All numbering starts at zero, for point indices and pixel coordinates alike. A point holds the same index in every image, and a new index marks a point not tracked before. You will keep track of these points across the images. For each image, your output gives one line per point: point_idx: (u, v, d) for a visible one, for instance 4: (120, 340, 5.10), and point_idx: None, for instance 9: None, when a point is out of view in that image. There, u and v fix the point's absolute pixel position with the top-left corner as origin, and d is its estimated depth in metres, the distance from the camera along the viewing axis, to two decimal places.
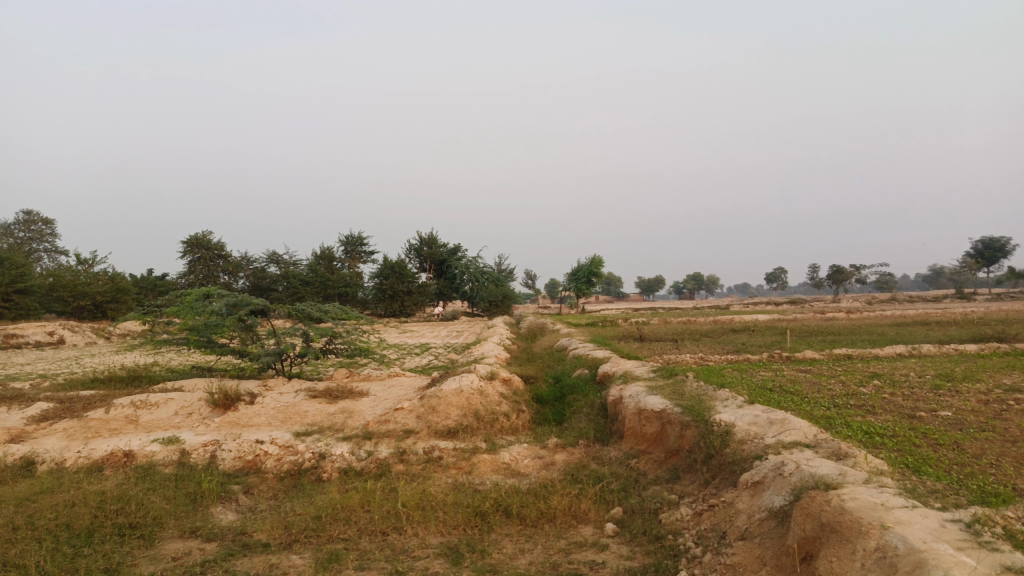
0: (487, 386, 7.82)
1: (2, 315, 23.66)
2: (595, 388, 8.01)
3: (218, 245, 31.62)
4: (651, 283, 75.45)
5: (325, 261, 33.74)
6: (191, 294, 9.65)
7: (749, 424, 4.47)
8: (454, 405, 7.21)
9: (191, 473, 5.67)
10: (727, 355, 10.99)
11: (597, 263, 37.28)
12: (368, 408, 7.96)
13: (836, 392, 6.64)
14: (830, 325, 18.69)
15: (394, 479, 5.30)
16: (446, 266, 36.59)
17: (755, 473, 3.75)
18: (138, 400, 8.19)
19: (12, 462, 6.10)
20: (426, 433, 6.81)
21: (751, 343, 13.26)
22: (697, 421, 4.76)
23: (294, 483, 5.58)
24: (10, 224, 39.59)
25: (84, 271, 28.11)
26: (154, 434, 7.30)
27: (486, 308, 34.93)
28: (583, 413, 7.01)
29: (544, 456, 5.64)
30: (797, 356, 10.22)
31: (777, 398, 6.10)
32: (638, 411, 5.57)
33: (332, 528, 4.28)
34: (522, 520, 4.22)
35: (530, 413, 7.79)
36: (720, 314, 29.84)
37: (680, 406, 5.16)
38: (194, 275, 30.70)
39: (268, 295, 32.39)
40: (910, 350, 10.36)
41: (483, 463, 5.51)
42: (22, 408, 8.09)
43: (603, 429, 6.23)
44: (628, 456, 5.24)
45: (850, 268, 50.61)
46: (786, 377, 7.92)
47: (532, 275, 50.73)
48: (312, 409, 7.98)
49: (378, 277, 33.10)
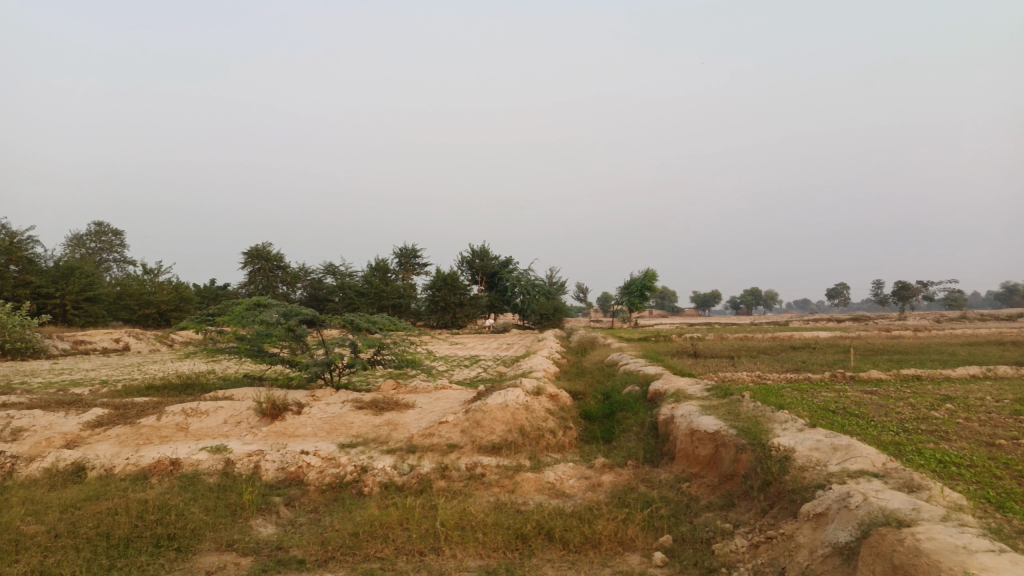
0: (534, 401, 7.63)
1: (72, 322, 24.60)
2: (646, 405, 7.75)
3: (276, 256, 32.32)
4: (706, 298, 74.09)
5: (379, 272, 34.13)
6: (242, 303, 9.75)
7: (810, 449, 4.17)
8: (499, 420, 7.06)
9: (233, 483, 5.64)
10: (785, 373, 10.55)
11: (651, 277, 36.74)
12: (413, 420, 7.86)
13: (904, 415, 6.23)
14: (896, 343, 17.88)
15: (435, 495, 5.16)
16: (498, 279, 36.64)
17: (818, 503, 3.47)
18: (189, 407, 8.29)
19: (64, 468, 6.19)
20: (471, 448, 6.67)
21: (812, 361, 12.74)
22: (753, 444, 4.48)
23: (335, 496, 5.49)
24: (82, 234, 41.35)
25: (149, 280, 29.09)
26: (202, 442, 7.35)
27: (537, 321, 34.75)
28: (633, 432, 6.75)
29: (590, 476, 5.41)
30: (860, 375, 9.72)
31: (840, 421, 5.73)
32: (690, 431, 5.31)
33: (368, 546, 4.15)
34: (565, 545, 4.01)
35: (578, 430, 7.57)
36: (779, 330, 28.98)
37: (735, 428, 4.88)
38: (253, 285, 31.43)
39: (324, 306, 32.91)
40: (985, 372, 9.75)
41: (526, 482, 5.33)
42: (79, 413, 8.27)
43: (653, 449, 5.97)
44: (678, 479, 4.99)
45: (916, 285, 48.68)
46: (850, 397, 7.50)
47: (584, 288, 50.40)
48: (358, 421, 7.92)
49: (431, 288, 33.29)
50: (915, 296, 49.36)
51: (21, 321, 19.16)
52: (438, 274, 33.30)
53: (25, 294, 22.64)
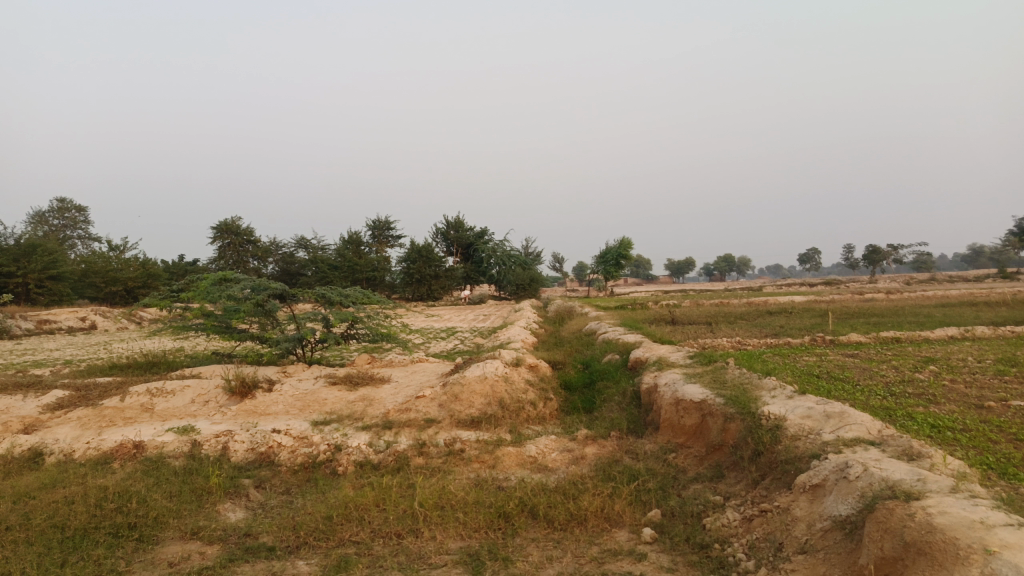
0: (513, 373, 7.44)
1: (36, 301, 23.85)
2: (627, 374, 7.60)
3: (247, 230, 31.60)
4: (681, 266, 74.52)
5: (353, 245, 33.59)
6: (207, 277, 9.37)
7: (802, 416, 4.03)
8: (477, 393, 6.86)
9: (200, 466, 5.38)
10: (765, 339, 10.47)
11: (627, 245, 36.65)
12: (389, 395, 7.64)
13: (889, 379, 6.14)
14: (870, 306, 17.98)
15: (413, 473, 4.96)
16: (473, 250, 36.33)
17: (814, 475, 3.32)
18: (154, 387, 7.96)
19: (19, 454, 5.88)
20: (449, 422, 6.47)
21: (790, 326, 12.70)
22: (742, 413, 4.33)
23: (308, 477, 5.26)
24: (44, 211, 40.11)
25: (115, 257, 28.29)
26: (169, 423, 7.06)
27: (513, 291, 34.56)
28: (615, 402, 6.60)
29: (573, 449, 5.24)
30: (840, 339, 9.66)
31: (826, 386, 5.62)
32: (676, 401, 5.15)
33: (343, 530, 3.94)
34: (550, 522, 3.84)
35: (558, 401, 7.40)
36: (754, 296, 29.10)
37: (722, 396, 4.73)
38: (224, 260, 30.76)
39: (297, 280, 32.37)
40: (963, 333, 9.74)
41: (507, 456, 5.14)
42: (38, 395, 7.91)
43: (636, 419, 5.82)
44: (664, 450, 4.84)
45: (886, 248, 49.29)
46: (832, 362, 7.41)
47: (560, 258, 50.31)
48: (331, 397, 7.67)
49: (405, 261, 32.89)
50: (886, 259, 49.97)
51: None
52: (413, 246, 32.87)
53: None
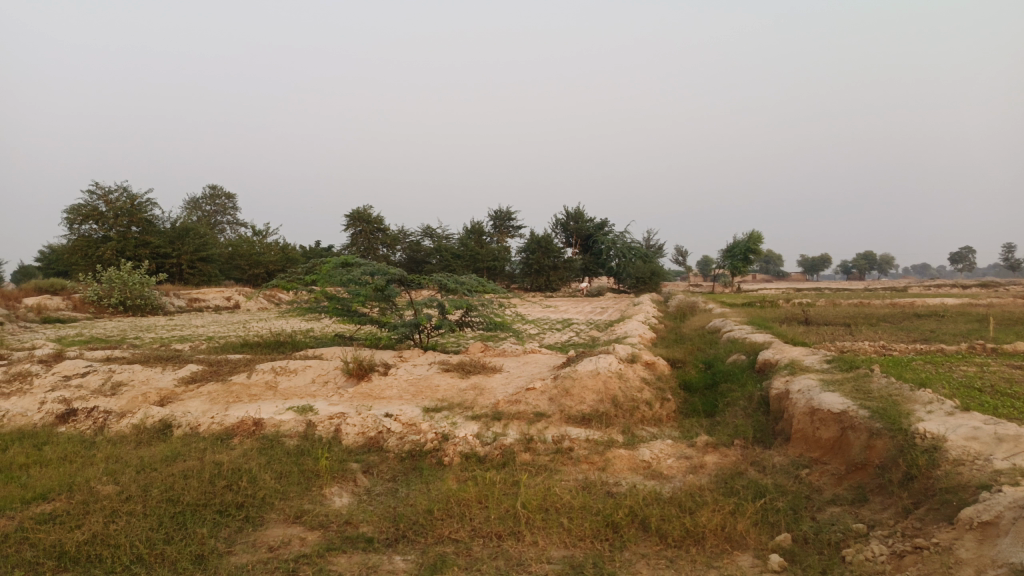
0: (629, 369, 7.08)
1: (188, 281, 25.84)
2: (754, 377, 7.04)
3: (376, 218, 32.78)
4: (815, 263, 70.32)
5: (475, 234, 34.06)
6: (330, 261, 9.59)
7: (966, 437, 3.45)
8: (590, 389, 6.57)
9: (312, 446, 5.43)
10: (913, 344, 9.45)
11: (756, 239, 34.89)
12: (500, 385, 7.49)
13: None
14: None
15: (519, 470, 4.75)
16: (593, 241, 35.90)
17: (984, 509, 2.79)
18: (278, 366, 8.23)
19: (152, 425, 6.21)
20: (559, 417, 6.22)
21: (942, 331, 11.46)
22: (891, 430, 3.80)
23: (413, 465, 5.17)
24: (198, 198, 43.56)
25: (257, 241, 30.19)
26: (289, 402, 7.26)
27: (633, 284, 33.81)
28: (739, 406, 6.11)
29: (691, 457, 4.84)
30: (1004, 348, 8.53)
31: (992, 402, 4.89)
32: (811, 411, 4.63)
33: (443, 526, 3.78)
34: (663, 538, 3.50)
35: (677, 402, 6.97)
36: (898, 297, 26.80)
37: (867, 409, 4.18)
38: (354, 247, 32.07)
39: (421, 268, 33.22)
40: None
41: (619, 459, 4.82)
42: (175, 369, 8.40)
43: (764, 427, 5.33)
44: (796, 465, 4.35)
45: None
46: (996, 373, 6.50)
47: (683, 252, 48.87)
48: (444, 384, 7.62)
49: (525, 251, 32.97)
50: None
51: (140, 278, 20.23)
52: (533, 237, 32.87)
53: (144, 253, 23.88)
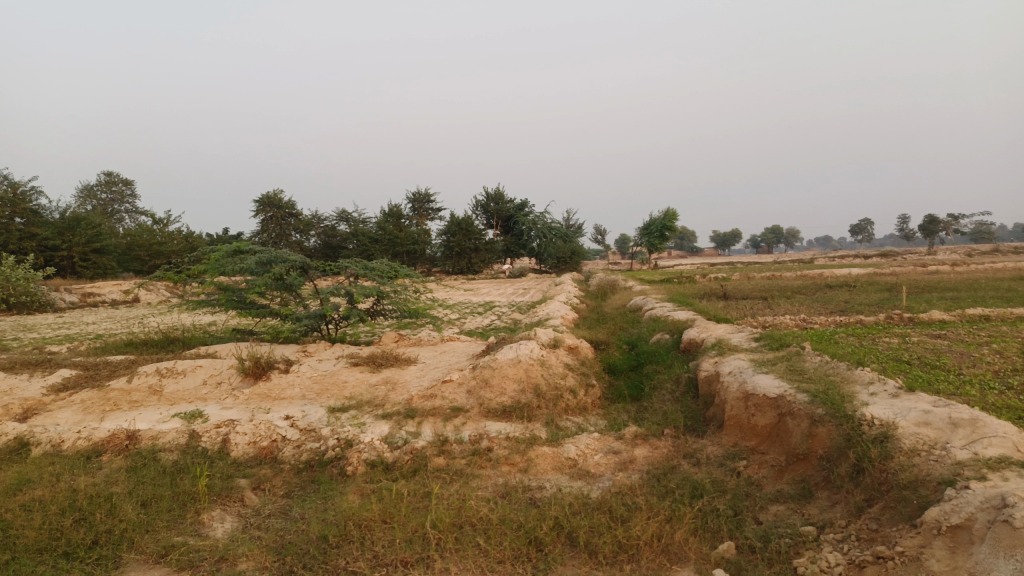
0: (551, 355, 6.64)
1: (80, 275, 23.88)
2: (679, 357, 6.72)
3: (288, 203, 31.18)
4: (727, 238, 72.53)
5: (392, 217, 32.96)
6: (221, 249, 8.67)
7: (917, 421, 3.13)
8: (510, 379, 6.11)
9: (193, 462, 4.72)
10: (831, 316, 9.42)
11: (671, 216, 35.35)
12: (414, 378, 6.92)
13: (998, 366, 5.11)
14: (939, 279, 16.62)
15: (431, 477, 4.22)
16: (513, 222, 35.53)
17: (952, 510, 2.44)
18: (164, 367, 7.37)
19: (5, 445, 5.33)
20: (478, 412, 5.73)
21: (855, 302, 11.57)
22: (834, 416, 3.47)
23: (312, 479, 4.56)
24: (92, 185, 40.54)
25: (158, 230, 28.20)
26: (176, 408, 6.46)
27: (554, 264, 33.74)
28: (666, 392, 5.76)
29: (620, 451, 4.42)
30: (919, 317, 8.56)
31: (924, 377, 4.69)
32: (745, 396, 4.29)
33: (339, 555, 3.23)
34: (593, 555, 3.06)
35: (602, 387, 6.59)
36: (807, 268, 27.63)
37: (806, 393, 3.86)
38: (266, 234, 30.38)
39: (337, 254, 31.93)
40: None
41: (542, 458, 4.36)
42: (45, 375, 7.42)
43: (694, 414, 4.99)
44: (732, 457, 4.00)
45: (945, 220, 46.89)
46: (919, 345, 6.39)
47: (601, 231, 49.30)
48: (351, 380, 6.99)
49: (445, 233, 32.23)
50: (947, 229, 47.39)
51: (24, 273, 18.43)
52: (452, 219, 32.13)
53: (30, 246, 21.81)
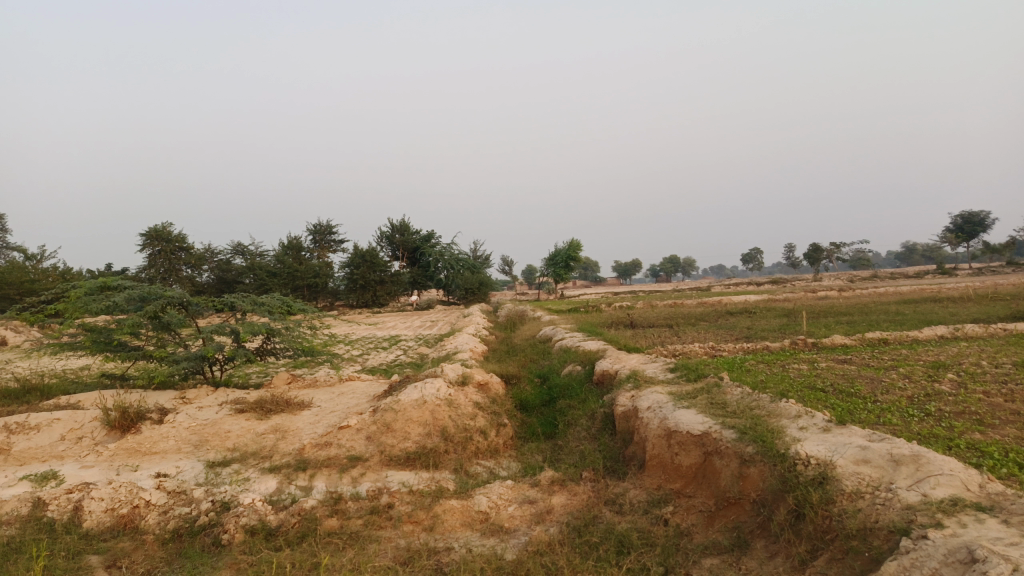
0: (459, 393, 6.17)
1: None
2: (593, 391, 6.40)
3: (179, 236, 29.31)
4: (630, 267, 74.47)
5: (292, 251, 31.59)
6: (85, 285, 7.75)
7: (856, 460, 2.89)
8: (414, 423, 5.60)
9: (31, 538, 3.94)
10: (738, 343, 9.42)
11: (576, 247, 35.75)
12: (307, 424, 6.28)
13: (910, 392, 5.07)
14: (830, 304, 17.32)
15: (321, 544, 3.65)
16: (420, 253, 34.92)
17: (912, 565, 2.16)
18: (14, 422, 6.39)
19: None
20: (378, 461, 5.19)
21: (758, 328, 11.73)
22: (766, 455, 3.19)
23: (180, 552, 3.89)
24: None
25: (31, 266, 25.76)
26: (24, 469, 5.55)
27: (462, 296, 33.38)
28: (582, 429, 5.41)
29: (536, 500, 4.01)
30: (823, 342, 8.66)
31: (844, 406, 4.54)
32: (667, 434, 3.98)
33: None
34: None
35: (513, 425, 6.18)
36: (705, 296, 28.49)
37: (734, 429, 3.58)
38: (154, 269, 28.38)
39: (233, 289, 30.16)
40: (953, 331, 8.84)
41: (449, 513, 3.87)
42: None
43: (613, 453, 4.65)
44: (657, 503, 3.66)
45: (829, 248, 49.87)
46: (830, 371, 6.34)
47: (508, 262, 49.42)
48: (236, 429, 6.28)
49: (348, 266, 31.22)
50: (831, 257, 50.31)
51: None
52: (356, 251, 31.15)
53: None
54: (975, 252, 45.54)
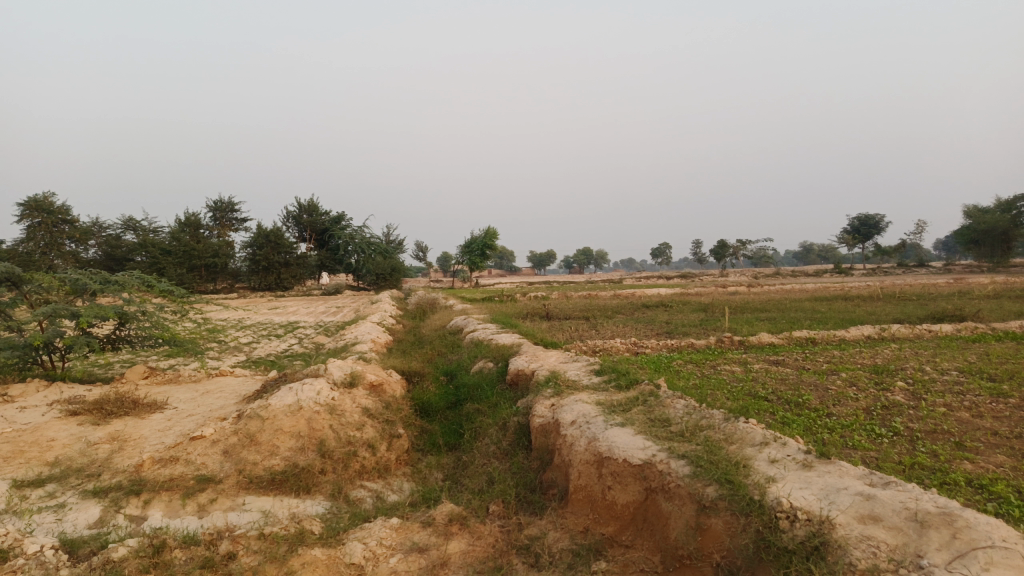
0: (344, 397, 5.15)
1: None
2: (506, 394, 5.52)
3: (62, 208, 26.50)
4: (544, 258, 74.37)
5: (190, 228, 29.21)
6: None
7: (864, 519, 2.09)
8: (285, 434, 4.57)
9: None
10: (661, 339, 8.77)
11: (492, 235, 34.84)
12: (155, 432, 5.12)
13: (865, 404, 4.44)
14: (745, 300, 17.18)
15: None
16: (329, 236, 33.15)
17: None
18: None
19: None
20: (234, 485, 4.13)
21: (678, 322, 11.19)
22: (735, 502, 2.37)
23: None
24: None
25: None
26: None
27: (373, 282, 31.91)
28: (490, 443, 4.51)
29: (430, 544, 3.07)
30: (751, 340, 8.09)
31: (800, 423, 3.82)
32: (597, 460, 3.13)
33: None
34: None
35: (410, 435, 5.23)
36: (619, 289, 28.36)
37: (686, 461, 2.76)
38: (33, 242, 25.52)
39: (122, 267, 27.59)
40: (880, 331, 8.46)
41: (310, 568, 2.87)
42: None
43: (526, 476, 3.78)
44: (583, 553, 2.81)
45: (735, 247, 51.08)
46: (767, 374, 5.70)
47: (421, 248, 47.88)
48: (62, 437, 5.03)
49: (251, 246, 29.19)
50: (738, 254, 51.56)
51: None
52: (261, 231, 29.14)
53: None
54: (869, 253, 47.78)
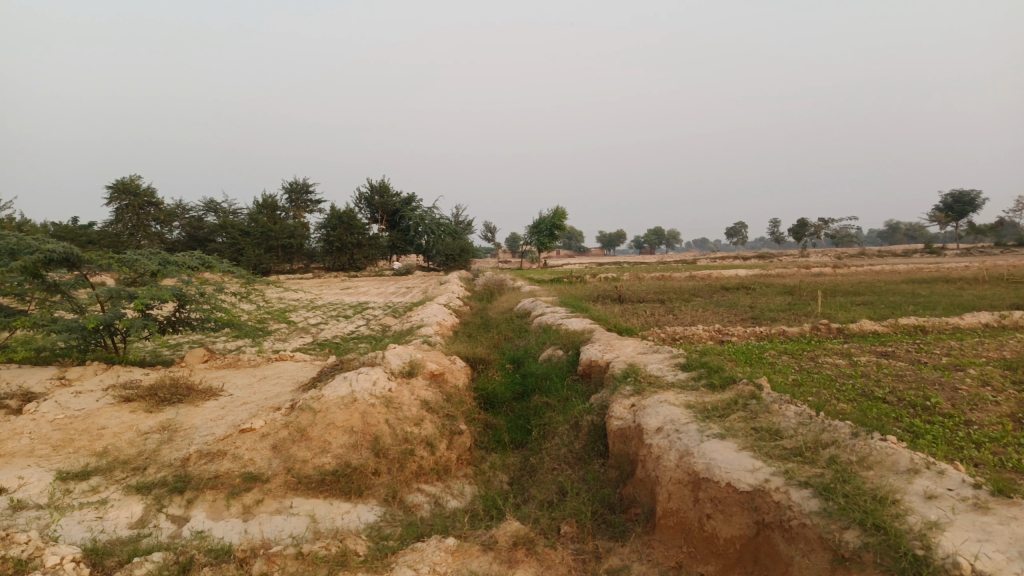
0: (401, 389, 4.75)
1: None
2: (578, 387, 5.01)
3: (147, 192, 27.31)
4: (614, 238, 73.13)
5: (266, 208, 29.68)
6: None
7: None
8: (338, 429, 4.20)
9: None
10: (747, 325, 8.05)
11: (561, 215, 34.15)
12: (205, 423, 4.84)
13: (1009, 409, 3.71)
14: (831, 281, 16.01)
15: None
16: (400, 217, 33.13)
17: None
18: None
19: None
20: (281, 485, 3.77)
21: (763, 306, 10.41)
22: (891, 560, 1.79)
23: None
24: None
25: None
26: None
27: (442, 263, 31.83)
28: (561, 445, 4.01)
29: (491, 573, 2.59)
30: (850, 327, 7.29)
31: (936, 433, 3.16)
32: (694, 482, 2.57)
33: None
34: None
35: (473, 430, 4.78)
36: (692, 270, 27.24)
37: (811, 491, 2.18)
38: (121, 225, 26.42)
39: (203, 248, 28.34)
40: (1000, 319, 7.50)
41: None
42: None
43: (603, 489, 3.27)
44: None
45: (817, 226, 48.73)
46: (878, 368, 4.98)
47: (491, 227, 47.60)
48: (113, 425, 4.81)
49: (324, 227, 29.47)
50: (820, 233, 49.20)
51: None
52: (333, 212, 29.35)
53: None
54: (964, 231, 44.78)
